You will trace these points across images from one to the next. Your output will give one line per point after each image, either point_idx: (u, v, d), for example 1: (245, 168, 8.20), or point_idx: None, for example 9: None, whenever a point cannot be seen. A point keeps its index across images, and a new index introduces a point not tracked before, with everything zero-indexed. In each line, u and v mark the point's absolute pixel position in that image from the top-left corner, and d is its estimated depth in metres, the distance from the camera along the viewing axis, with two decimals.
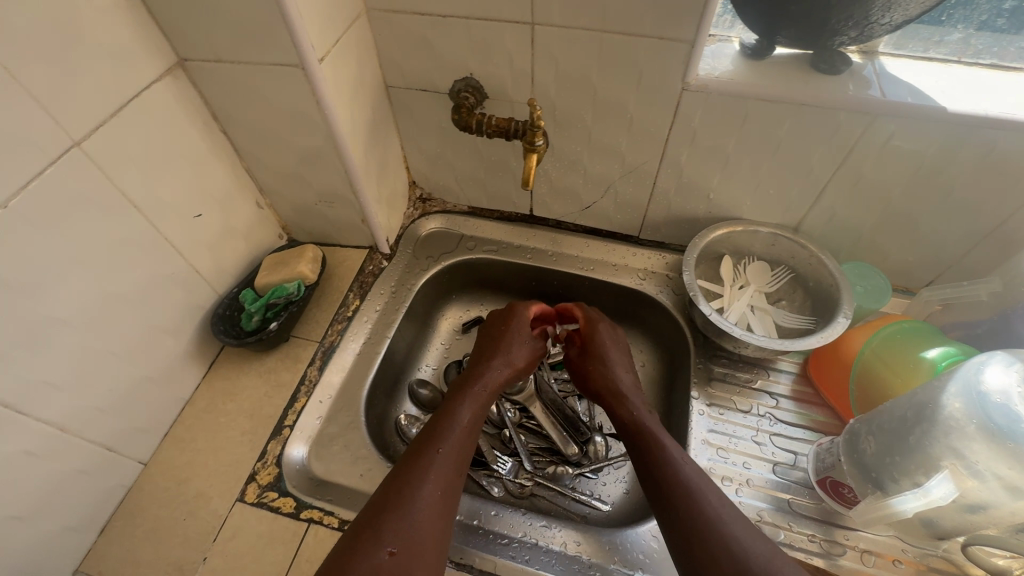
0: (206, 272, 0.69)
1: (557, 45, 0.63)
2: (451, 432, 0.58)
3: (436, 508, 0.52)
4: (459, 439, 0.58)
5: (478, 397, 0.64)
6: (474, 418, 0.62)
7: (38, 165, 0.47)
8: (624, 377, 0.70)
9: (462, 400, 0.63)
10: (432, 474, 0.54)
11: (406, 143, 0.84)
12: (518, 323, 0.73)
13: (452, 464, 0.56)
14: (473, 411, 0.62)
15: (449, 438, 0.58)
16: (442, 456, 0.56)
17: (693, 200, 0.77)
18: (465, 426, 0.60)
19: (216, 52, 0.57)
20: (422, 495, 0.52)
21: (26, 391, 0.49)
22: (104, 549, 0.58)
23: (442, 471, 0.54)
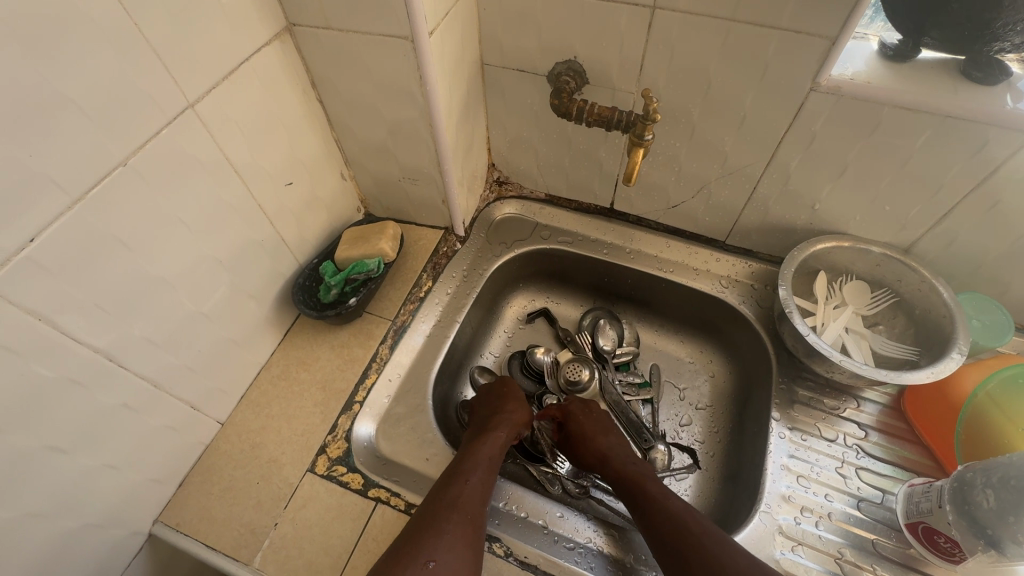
0: (291, 241, 0.69)
1: (677, 32, 0.59)
2: (475, 467, 0.60)
3: (468, 534, 0.53)
4: (482, 476, 0.59)
5: (497, 435, 0.65)
6: (495, 455, 0.63)
7: (157, 125, 0.47)
8: (611, 441, 0.69)
9: (483, 438, 0.64)
10: (462, 505, 0.55)
11: (492, 124, 0.81)
12: (512, 387, 0.74)
13: (478, 497, 0.57)
14: (493, 448, 0.63)
15: (474, 473, 0.59)
16: (468, 489, 0.57)
17: (794, 210, 0.72)
18: (487, 463, 0.61)
19: (326, 18, 0.56)
20: (453, 522, 0.53)
21: (129, 347, 0.50)
22: (182, 503, 0.60)
23: (469, 502, 0.56)
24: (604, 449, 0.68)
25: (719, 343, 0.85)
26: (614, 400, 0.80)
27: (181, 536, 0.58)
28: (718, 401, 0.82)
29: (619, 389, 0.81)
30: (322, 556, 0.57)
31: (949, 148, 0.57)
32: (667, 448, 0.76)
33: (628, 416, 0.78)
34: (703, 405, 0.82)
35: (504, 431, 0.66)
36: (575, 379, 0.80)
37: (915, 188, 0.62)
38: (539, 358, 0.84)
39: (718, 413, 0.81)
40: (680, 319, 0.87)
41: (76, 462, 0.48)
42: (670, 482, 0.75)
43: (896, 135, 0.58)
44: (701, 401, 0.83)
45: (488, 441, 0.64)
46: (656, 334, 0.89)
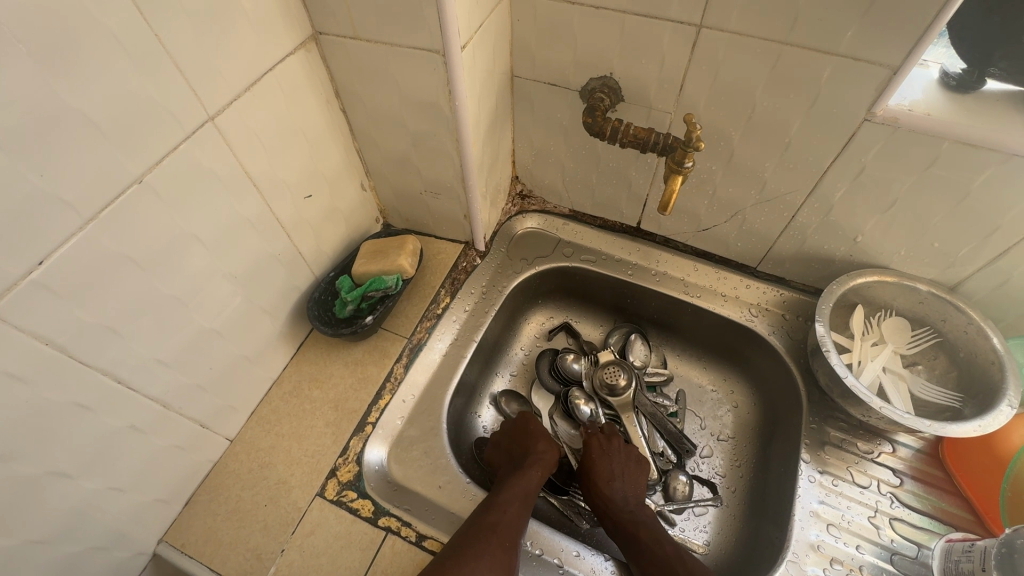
0: (308, 254, 0.67)
1: (723, 53, 0.55)
2: (516, 497, 0.58)
3: (506, 564, 0.52)
4: (520, 507, 0.58)
5: (537, 467, 0.63)
6: (533, 486, 0.61)
7: (175, 139, 0.44)
8: (614, 489, 0.64)
9: (523, 469, 0.62)
10: (501, 534, 0.54)
11: (518, 137, 0.78)
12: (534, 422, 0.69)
13: (516, 528, 0.55)
14: (533, 482, 0.61)
15: (513, 503, 0.58)
16: (508, 518, 0.56)
17: (834, 241, 0.68)
18: (526, 494, 0.59)
19: (354, 28, 0.53)
20: (491, 549, 0.52)
21: (139, 369, 0.48)
22: (188, 523, 0.58)
23: (508, 531, 0.54)
24: (605, 496, 0.64)
25: (744, 372, 0.81)
26: (648, 411, 0.77)
27: (185, 559, 0.57)
28: (741, 433, 0.79)
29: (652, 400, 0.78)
30: None
31: (1013, 188, 0.53)
32: (688, 479, 0.73)
33: (667, 428, 0.76)
34: (725, 437, 0.79)
35: (540, 468, 0.63)
36: (612, 383, 0.76)
37: (968, 227, 0.59)
38: (568, 364, 0.81)
39: (741, 445, 0.78)
40: (704, 345, 0.84)
41: (81, 486, 0.46)
42: (689, 516, 0.73)
43: (954, 171, 0.55)
44: (724, 432, 0.80)
45: (526, 473, 0.62)
46: (678, 359, 0.86)
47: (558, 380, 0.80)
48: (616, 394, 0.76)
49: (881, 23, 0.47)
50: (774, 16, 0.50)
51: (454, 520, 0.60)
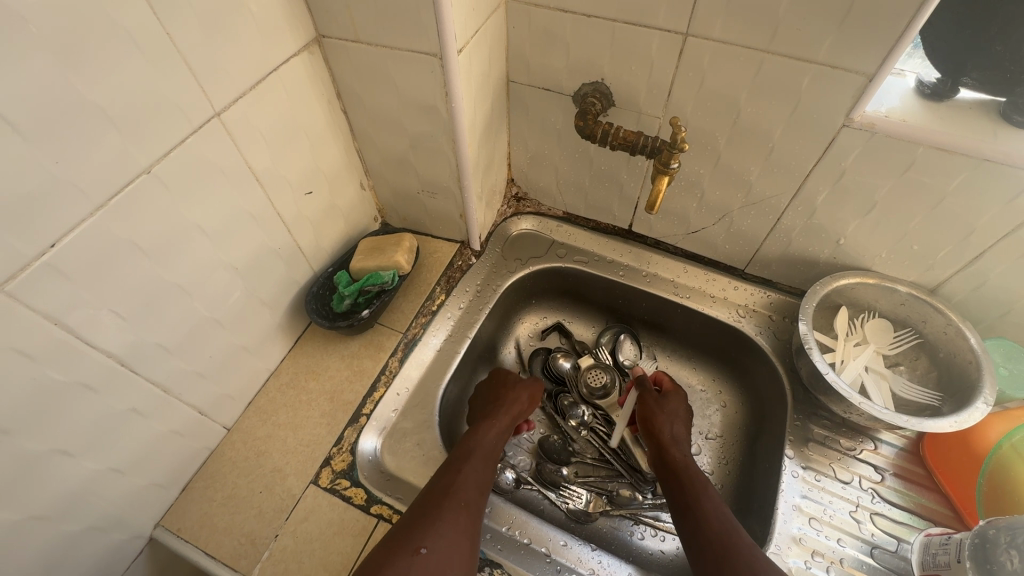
0: (307, 249, 0.69)
1: (708, 60, 0.58)
2: (473, 459, 0.58)
3: (463, 524, 0.51)
4: (477, 467, 0.57)
5: (492, 428, 0.63)
6: (491, 447, 0.61)
7: (183, 133, 0.47)
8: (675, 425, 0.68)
9: (478, 432, 0.63)
10: (456, 494, 0.53)
11: (514, 140, 0.81)
12: (501, 389, 0.71)
13: (473, 487, 0.55)
14: (491, 445, 0.62)
15: (469, 464, 0.57)
16: (464, 479, 0.55)
17: (818, 243, 0.71)
18: (484, 455, 0.60)
19: (356, 32, 0.56)
20: (447, 511, 0.51)
21: (142, 353, 0.50)
22: (184, 507, 0.60)
23: (463, 491, 0.54)
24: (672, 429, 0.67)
25: (732, 372, 0.83)
26: None
27: (181, 542, 0.58)
28: (729, 432, 0.80)
29: None
30: (321, 571, 0.56)
31: (984, 192, 0.55)
32: None
33: None
34: (713, 435, 0.81)
35: (491, 429, 0.63)
36: (598, 386, 0.81)
37: (945, 230, 0.61)
38: (560, 364, 0.84)
39: (728, 444, 0.79)
40: (693, 345, 0.86)
41: (83, 465, 0.48)
42: None
43: (929, 175, 0.57)
44: (712, 431, 0.81)
45: (479, 436, 0.62)
46: (669, 358, 0.88)
47: (550, 379, 0.83)
48: (604, 396, 0.81)
49: (857, 32, 0.49)
50: (755, 26, 0.53)
51: None
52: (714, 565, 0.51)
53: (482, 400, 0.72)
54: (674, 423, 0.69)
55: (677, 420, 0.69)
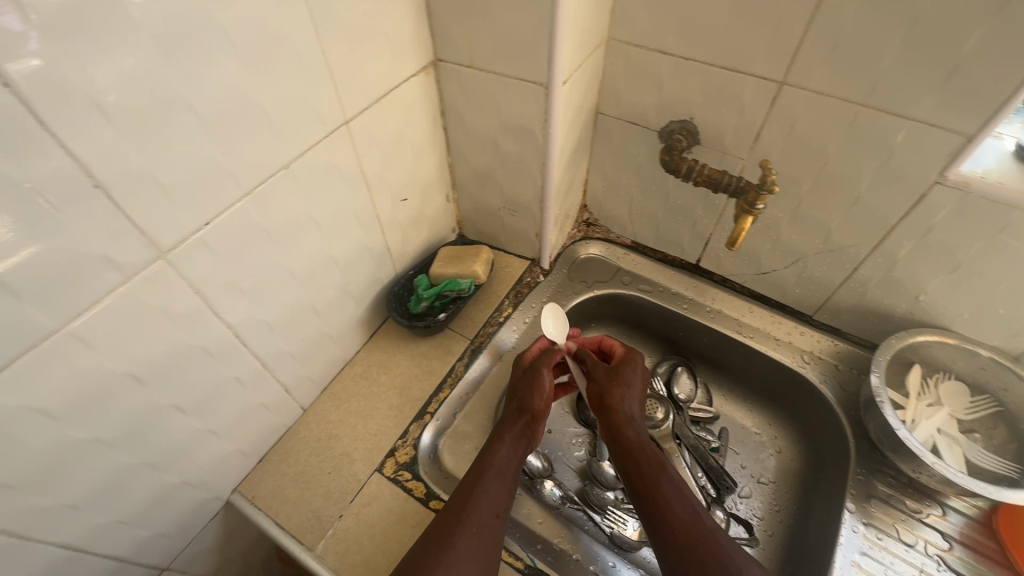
0: (394, 251, 0.74)
1: (802, 109, 0.60)
2: (489, 480, 0.55)
3: (476, 549, 0.48)
4: (490, 486, 0.54)
5: (504, 443, 0.60)
6: (507, 464, 0.57)
7: (318, 136, 0.52)
8: (631, 402, 0.64)
9: (491, 448, 0.59)
10: (468, 517, 0.50)
11: (593, 168, 0.84)
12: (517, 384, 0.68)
13: (488, 509, 0.52)
14: (508, 460, 0.58)
15: (484, 485, 0.54)
16: (477, 502, 0.52)
17: (895, 297, 0.70)
18: (500, 472, 0.56)
19: (471, 58, 0.61)
20: (459, 539, 0.48)
21: (252, 328, 0.55)
22: (260, 477, 0.64)
23: (477, 515, 0.51)
24: (630, 409, 0.63)
25: (790, 418, 0.82)
26: (691, 444, 0.79)
27: (254, 509, 0.62)
28: (783, 480, 0.79)
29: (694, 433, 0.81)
30: (380, 556, 0.59)
31: None
32: (725, 515, 0.73)
33: (707, 462, 0.77)
34: (766, 480, 0.79)
35: (504, 443, 0.60)
36: (650, 415, 0.80)
37: None
38: None
39: (782, 491, 0.78)
40: (752, 387, 0.85)
41: (191, 423, 0.53)
42: None
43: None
44: (764, 476, 0.80)
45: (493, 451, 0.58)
46: (725, 397, 0.88)
47: None
48: (657, 426, 0.79)
49: (960, 93, 0.50)
50: (854, 80, 0.55)
51: None
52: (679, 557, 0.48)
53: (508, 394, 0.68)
54: (628, 398, 0.64)
55: (631, 393, 0.65)
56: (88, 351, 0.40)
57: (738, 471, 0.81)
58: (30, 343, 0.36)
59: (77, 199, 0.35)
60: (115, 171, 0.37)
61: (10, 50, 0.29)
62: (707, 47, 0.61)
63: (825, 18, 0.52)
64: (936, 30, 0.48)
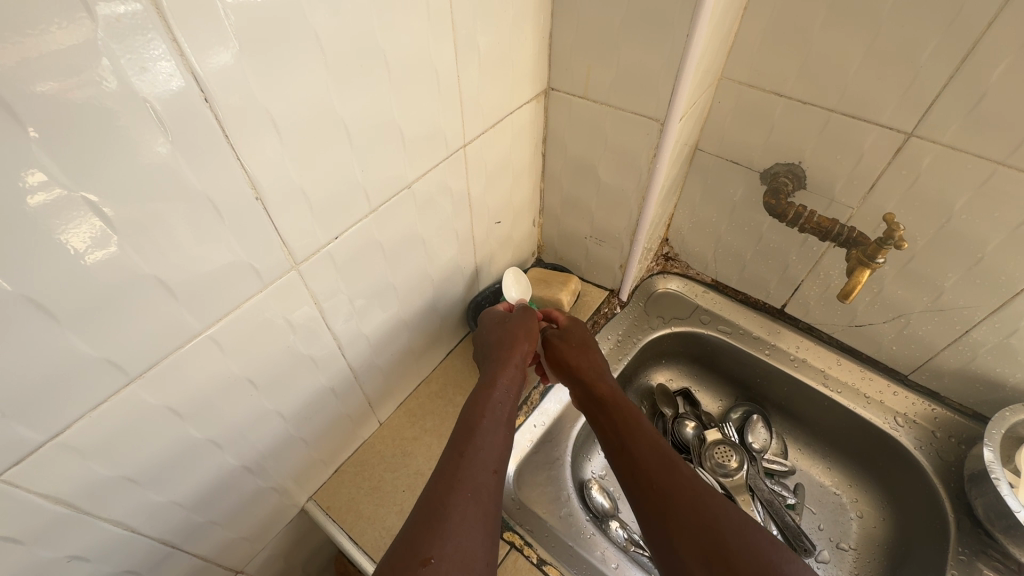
0: (481, 272, 0.74)
1: (931, 163, 0.57)
2: (478, 439, 0.49)
3: (475, 514, 0.42)
4: (487, 447, 0.49)
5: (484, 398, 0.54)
6: (498, 421, 0.52)
7: (439, 158, 0.53)
8: (593, 359, 0.63)
9: (475, 405, 0.53)
10: (461, 481, 0.44)
11: (681, 204, 0.83)
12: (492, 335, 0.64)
13: (486, 467, 0.47)
14: (495, 418, 0.52)
15: (475, 445, 0.48)
16: (470, 464, 0.46)
17: (1010, 366, 0.65)
18: (489, 429, 0.51)
19: (586, 89, 0.61)
20: (455, 505, 0.42)
21: (353, 340, 0.55)
22: (335, 488, 0.64)
23: (471, 477, 0.45)
24: (595, 363, 0.63)
25: (876, 482, 0.77)
26: (766, 498, 0.75)
27: (329, 521, 0.62)
28: (867, 549, 0.74)
29: (768, 486, 0.77)
30: None
31: None
32: None
33: (784, 520, 0.73)
34: (846, 546, 0.75)
35: (489, 393, 0.55)
36: (723, 462, 0.77)
37: None
38: (685, 431, 0.81)
39: (865, 559, 0.73)
40: (833, 443, 0.81)
41: (287, 429, 0.53)
42: None
43: None
44: (845, 541, 0.75)
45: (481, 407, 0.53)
46: (802, 452, 0.83)
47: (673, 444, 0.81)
48: (729, 476, 0.76)
49: None
50: (997, 137, 0.52)
51: (575, 553, 0.63)
52: (663, 501, 0.48)
53: (487, 348, 0.64)
54: (594, 357, 0.64)
55: (592, 352, 0.64)
56: (219, 354, 0.41)
57: (815, 532, 0.77)
58: (179, 343, 0.38)
59: (238, 208, 0.37)
60: (272, 180, 0.38)
61: (212, 67, 0.31)
62: (830, 92, 0.59)
63: (971, 72, 0.50)
64: None
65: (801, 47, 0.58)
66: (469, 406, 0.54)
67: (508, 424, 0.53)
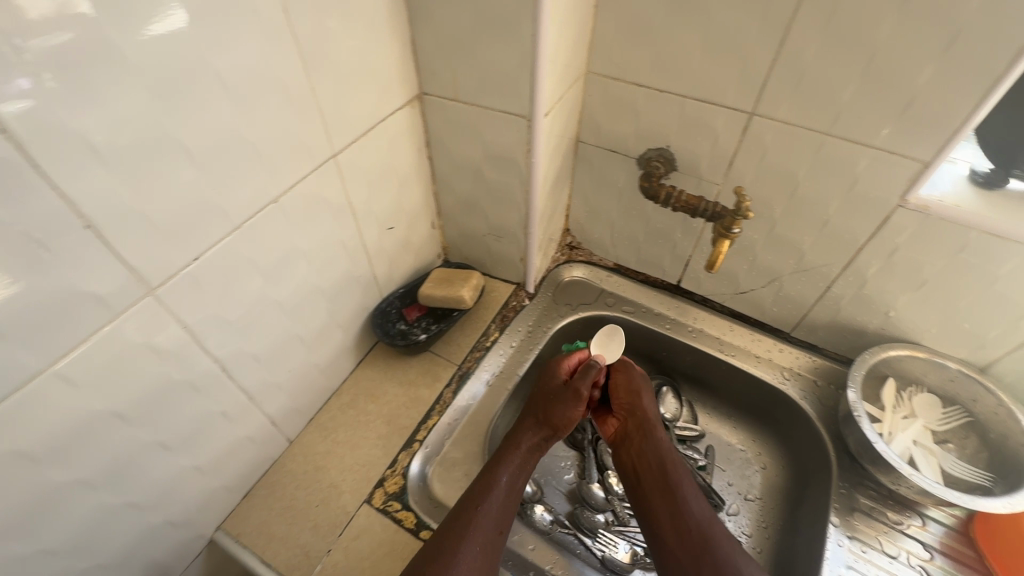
0: (381, 278, 0.74)
1: (772, 137, 0.63)
2: (491, 492, 0.56)
3: (477, 559, 0.51)
4: (499, 499, 0.56)
5: (516, 453, 0.61)
6: (512, 479, 0.59)
7: (306, 169, 0.53)
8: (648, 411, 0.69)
9: (501, 458, 0.60)
10: (473, 532, 0.52)
11: (574, 194, 0.86)
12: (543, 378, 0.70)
13: (493, 521, 0.54)
14: (512, 474, 0.59)
15: (489, 499, 0.55)
16: (482, 516, 0.54)
17: (867, 314, 0.73)
18: (505, 483, 0.58)
19: (456, 91, 0.63)
20: (464, 552, 0.50)
21: (239, 361, 0.54)
22: (245, 513, 0.63)
23: (483, 531, 0.53)
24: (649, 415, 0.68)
25: (773, 434, 0.83)
26: None
27: (239, 547, 0.60)
28: (769, 496, 0.80)
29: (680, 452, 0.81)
30: None
31: None
32: None
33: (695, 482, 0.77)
34: (752, 497, 0.80)
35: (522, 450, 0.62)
36: None
37: (995, 310, 0.63)
38: None
39: (768, 506, 0.79)
40: (735, 404, 0.87)
41: (175, 460, 0.52)
42: None
43: (980, 258, 0.59)
44: (751, 492, 0.81)
45: (509, 460, 0.60)
46: (709, 416, 0.89)
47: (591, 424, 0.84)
48: None
49: (913, 123, 0.54)
50: (820, 110, 0.58)
51: None
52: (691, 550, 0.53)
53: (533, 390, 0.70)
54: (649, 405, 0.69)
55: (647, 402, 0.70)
56: (73, 391, 0.40)
57: (727, 489, 0.81)
58: (17, 384, 0.36)
59: (68, 239, 0.36)
60: (105, 208, 0.37)
61: (6, 96, 0.30)
62: (680, 80, 0.64)
63: (789, 55, 0.56)
64: (891, 66, 0.52)
65: (649, 40, 0.63)
66: (491, 459, 0.61)
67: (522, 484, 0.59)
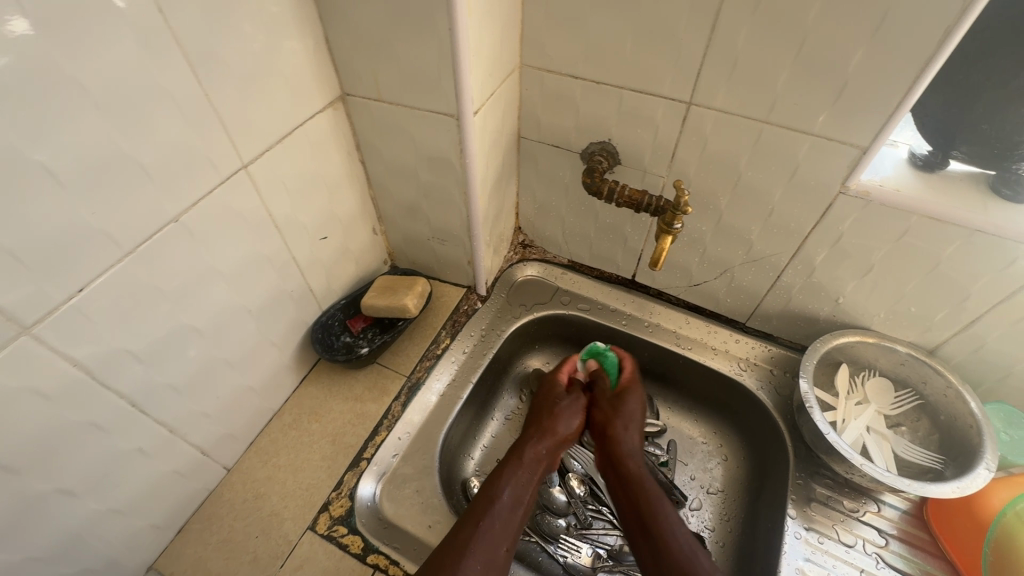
0: (318, 291, 0.70)
1: (711, 127, 0.61)
2: (494, 508, 0.54)
3: None
4: (503, 514, 0.54)
5: (518, 467, 0.59)
6: (515, 494, 0.56)
7: (211, 184, 0.49)
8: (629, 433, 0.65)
9: (505, 472, 0.58)
10: (473, 550, 0.50)
11: (522, 191, 0.84)
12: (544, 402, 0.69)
13: (499, 540, 0.52)
14: (515, 488, 0.57)
15: (489, 516, 0.53)
16: (485, 533, 0.51)
17: (818, 301, 0.72)
18: (508, 498, 0.55)
19: (379, 91, 0.59)
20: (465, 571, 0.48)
21: (153, 394, 0.50)
22: (179, 550, 0.59)
23: (484, 551, 0.50)
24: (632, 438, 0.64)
25: (732, 425, 0.83)
26: None
27: None
28: (731, 487, 0.79)
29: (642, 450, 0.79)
30: None
31: (976, 261, 0.57)
32: None
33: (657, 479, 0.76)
34: (714, 489, 0.79)
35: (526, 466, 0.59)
36: None
37: (940, 293, 0.62)
38: None
39: (729, 498, 0.78)
40: (695, 397, 0.86)
41: (85, 505, 0.48)
42: None
43: (923, 242, 0.59)
44: (713, 485, 0.80)
45: (514, 475, 0.58)
46: (671, 410, 0.87)
47: None
48: None
49: (848, 108, 0.52)
50: (755, 98, 0.56)
51: None
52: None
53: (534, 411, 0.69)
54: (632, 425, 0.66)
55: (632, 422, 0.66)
56: None
57: (690, 484, 0.80)
58: None
59: None
60: None
61: None
62: (615, 71, 0.61)
63: (720, 41, 0.54)
64: (822, 50, 0.50)
65: (580, 29, 0.60)
66: (494, 472, 0.59)
67: (528, 500, 0.57)
